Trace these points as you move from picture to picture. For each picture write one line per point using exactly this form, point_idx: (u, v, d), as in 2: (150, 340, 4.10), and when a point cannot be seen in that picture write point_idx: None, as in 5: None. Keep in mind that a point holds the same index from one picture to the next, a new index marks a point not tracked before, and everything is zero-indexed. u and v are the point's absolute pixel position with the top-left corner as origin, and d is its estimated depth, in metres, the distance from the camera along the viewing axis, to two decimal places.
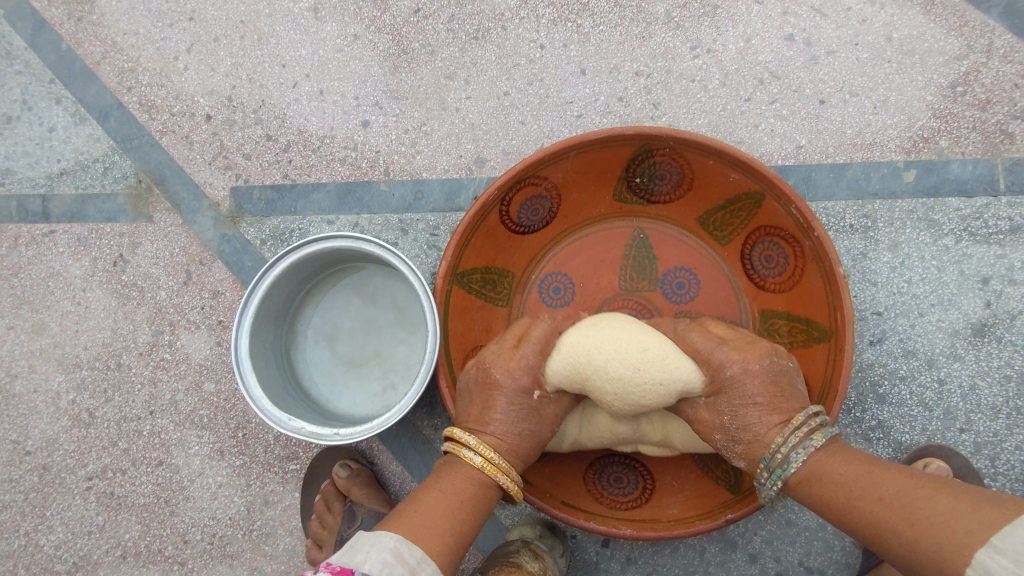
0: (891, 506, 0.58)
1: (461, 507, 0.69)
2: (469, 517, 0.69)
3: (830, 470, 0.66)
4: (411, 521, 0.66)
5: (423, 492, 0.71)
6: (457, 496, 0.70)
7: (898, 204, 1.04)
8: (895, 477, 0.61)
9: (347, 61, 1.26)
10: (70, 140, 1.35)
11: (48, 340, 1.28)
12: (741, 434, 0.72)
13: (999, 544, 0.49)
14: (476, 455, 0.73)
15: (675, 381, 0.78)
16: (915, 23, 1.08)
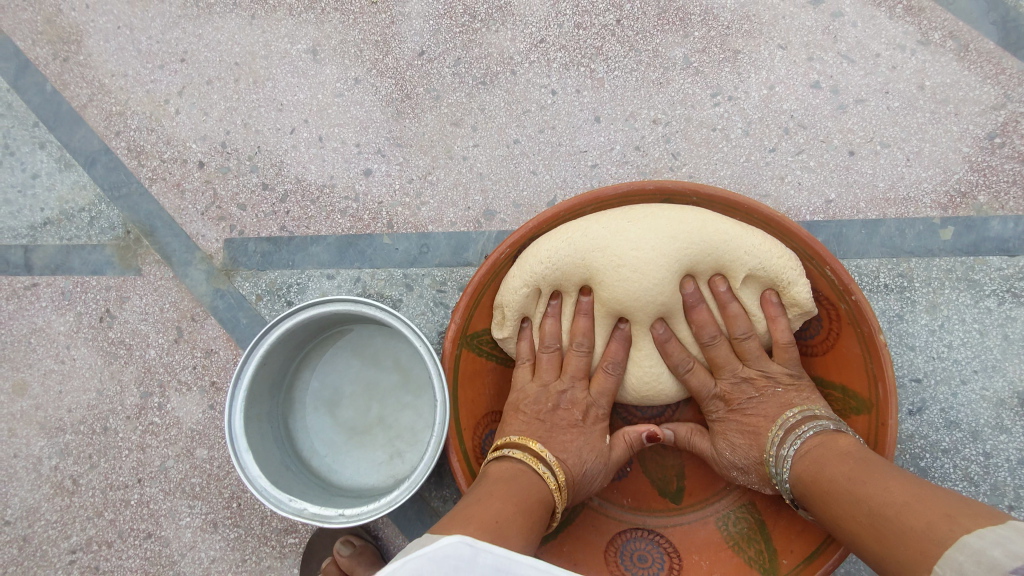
0: (861, 514, 0.67)
1: (521, 511, 0.72)
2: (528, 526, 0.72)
3: (846, 493, 0.70)
4: (481, 520, 0.67)
5: (484, 498, 0.73)
6: (514, 505, 0.73)
7: (935, 263, 0.98)
8: (878, 488, 0.68)
9: (348, 106, 1.20)
10: (54, 187, 1.28)
11: (29, 401, 1.21)
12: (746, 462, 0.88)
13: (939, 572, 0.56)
14: (552, 473, 0.82)
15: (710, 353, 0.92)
16: (948, 71, 1.03)
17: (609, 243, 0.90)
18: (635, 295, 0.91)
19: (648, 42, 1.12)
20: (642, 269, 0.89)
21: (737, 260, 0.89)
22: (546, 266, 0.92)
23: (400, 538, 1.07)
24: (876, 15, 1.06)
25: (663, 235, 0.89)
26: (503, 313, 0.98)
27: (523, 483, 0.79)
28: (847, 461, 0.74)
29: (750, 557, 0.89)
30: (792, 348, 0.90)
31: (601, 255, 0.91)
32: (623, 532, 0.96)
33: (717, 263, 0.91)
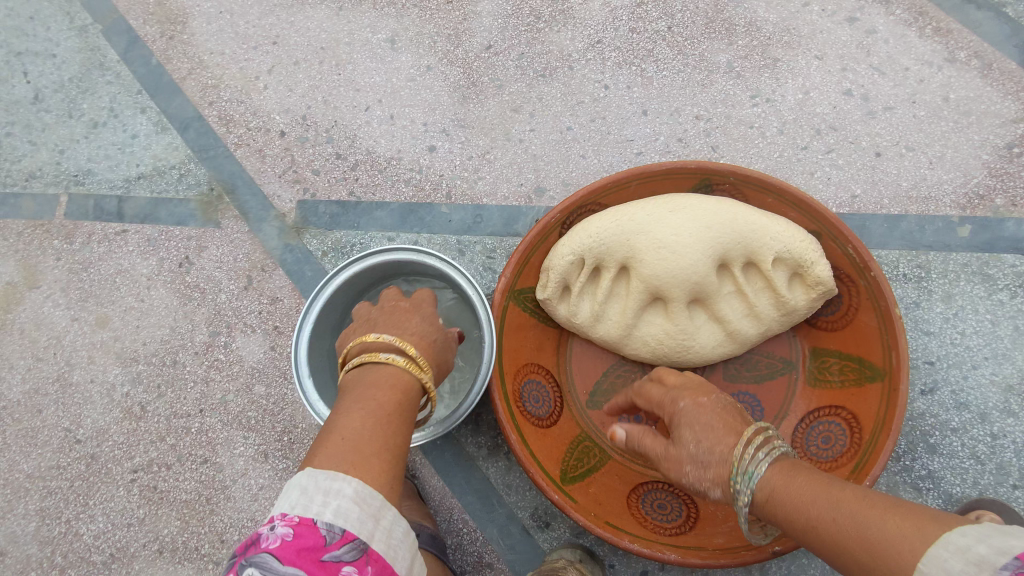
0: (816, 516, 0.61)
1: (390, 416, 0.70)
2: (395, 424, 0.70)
3: (793, 492, 0.64)
4: (346, 449, 0.64)
5: (351, 418, 0.68)
6: (381, 410, 0.70)
7: (952, 257, 1.06)
8: (822, 492, 0.62)
9: (419, 90, 1.33)
10: (150, 147, 1.42)
11: (109, 333, 1.33)
12: (709, 457, 0.72)
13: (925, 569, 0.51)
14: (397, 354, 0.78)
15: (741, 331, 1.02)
16: (972, 86, 1.12)
17: (651, 223, 1.00)
18: (671, 273, 0.98)
19: (695, 48, 1.23)
20: (679, 247, 0.97)
21: (765, 245, 0.98)
22: (593, 239, 1.01)
23: (435, 479, 1.14)
24: (907, 34, 1.17)
25: (700, 223, 0.98)
26: (547, 276, 1.05)
27: (370, 381, 0.74)
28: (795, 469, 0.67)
29: None
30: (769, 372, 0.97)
31: (644, 238, 0.99)
32: (646, 481, 1.03)
33: (750, 250, 0.98)
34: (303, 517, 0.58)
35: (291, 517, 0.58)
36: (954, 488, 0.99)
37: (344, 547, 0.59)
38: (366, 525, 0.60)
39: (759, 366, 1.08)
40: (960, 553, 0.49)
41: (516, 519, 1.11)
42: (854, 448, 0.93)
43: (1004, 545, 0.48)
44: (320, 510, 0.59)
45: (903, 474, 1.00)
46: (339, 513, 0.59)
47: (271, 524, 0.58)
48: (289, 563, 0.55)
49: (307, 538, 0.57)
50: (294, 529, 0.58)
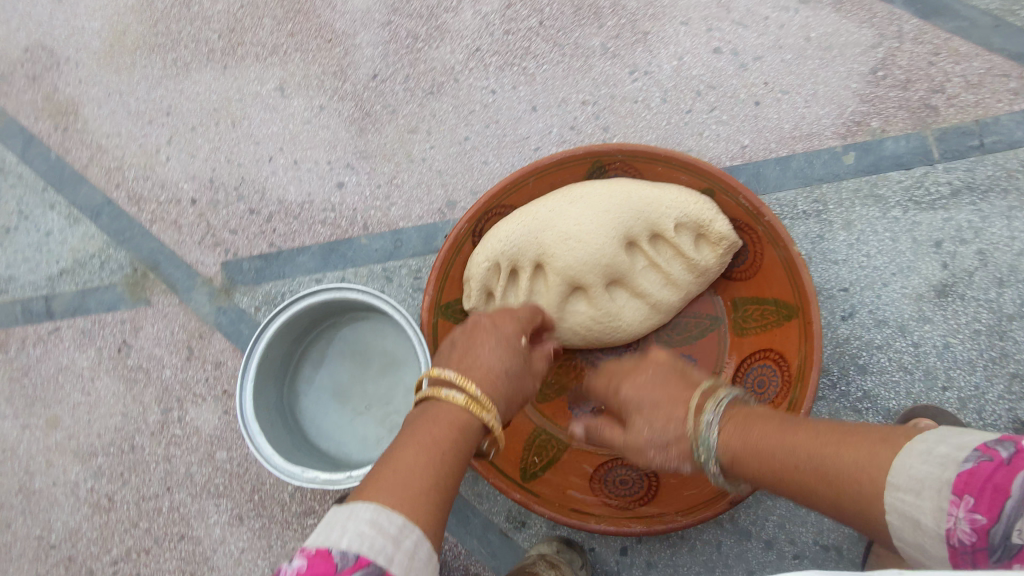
0: (810, 469, 0.68)
1: (437, 451, 0.71)
2: (444, 447, 0.72)
3: (769, 448, 0.72)
4: (391, 484, 0.65)
5: (400, 449, 0.71)
6: (436, 447, 0.72)
7: (844, 185, 1.11)
8: (805, 439, 0.70)
9: (317, 130, 1.35)
10: (66, 241, 1.41)
11: (62, 433, 1.32)
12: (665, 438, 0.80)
13: (895, 481, 0.60)
14: (457, 392, 0.78)
15: (663, 303, 1.07)
16: (828, 22, 1.18)
17: (552, 215, 1.03)
18: (580, 260, 1.01)
19: (568, 37, 1.27)
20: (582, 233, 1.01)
21: (663, 215, 1.02)
22: (504, 243, 1.04)
23: None
24: None
25: (600, 208, 1.02)
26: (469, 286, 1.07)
27: (436, 415, 0.76)
28: (756, 417, 0.77)
29: None
30: (654, 375, 0.86)
31: (550, 233, 1.02)
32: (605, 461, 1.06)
33: (649, 221, 1.02)
34: (319, 548, 0.56)
35: (307, 551, 0.56)
36: (890, 402, 1.03)
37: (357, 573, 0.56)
38: (387, 547, 0.58)
39: (689, 328, 1.12)
40: (925, 458, 0.59)
41: (493, 525, 1.14)
42: (786, 387, 0.98)
43: (964, 443, 0.57)
44: (335, 541, 0.57)
45: (842, 400, 1.04)
46: (356, 540, 0.57)
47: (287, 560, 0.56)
48: None
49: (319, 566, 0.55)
50: (309, 561, 0.55)
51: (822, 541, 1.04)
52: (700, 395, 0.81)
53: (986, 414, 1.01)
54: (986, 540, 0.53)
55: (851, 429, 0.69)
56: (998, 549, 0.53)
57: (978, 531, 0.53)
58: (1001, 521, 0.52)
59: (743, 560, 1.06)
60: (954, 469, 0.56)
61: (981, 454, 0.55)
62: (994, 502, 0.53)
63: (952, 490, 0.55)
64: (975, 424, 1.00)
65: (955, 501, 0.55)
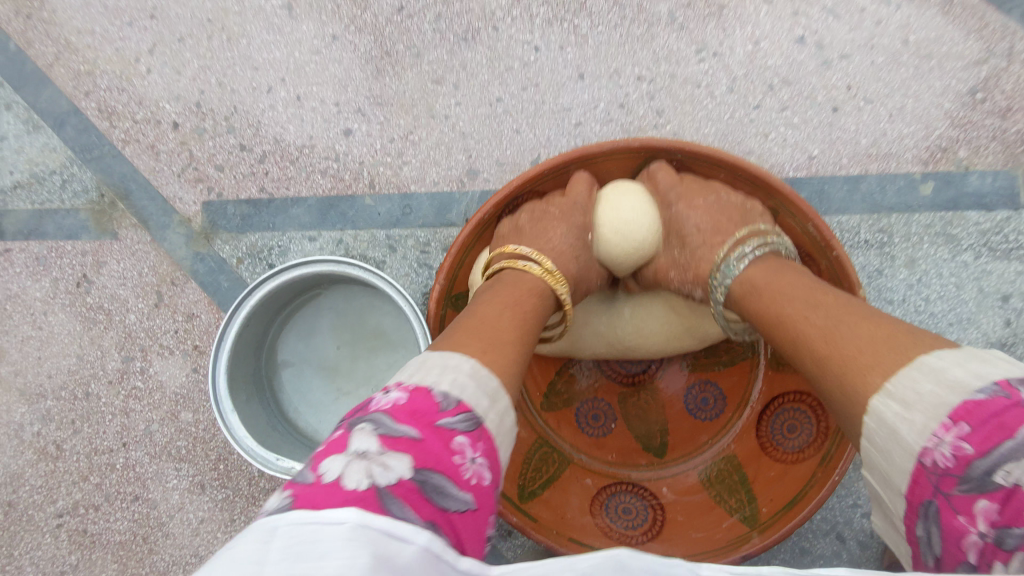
0: (817, 336, 0.58)
1: (520, 329, 0.67)
2: (527, 331, 0.69)
3: (787, 307, 0.64)
4: (481, 340, 0.61)
5: (480, 312, 0.67)
6: (520, 324, 0.68)
7: (915, 218, 0.99)
8: (830, 312, 0.59)
9: (326, 64, 1.17)
10: (22, 150, 1.23)
11: (8, 368, 1.19)
12: (690, 262, 0.86)
13: (891, 388, 0.49)
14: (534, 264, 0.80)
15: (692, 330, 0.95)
16: (933, 25, 1.02)
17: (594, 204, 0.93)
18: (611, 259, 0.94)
19: None
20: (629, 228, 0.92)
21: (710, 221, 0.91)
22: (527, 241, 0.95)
23: None
24: None
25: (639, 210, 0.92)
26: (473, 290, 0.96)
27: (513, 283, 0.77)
28: (794, 290, 0.66)
29: (735, 518, 0.90)
30: (704, 195, 0.87)
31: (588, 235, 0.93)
32: (610, 485, 0.97)
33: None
34: (419, 385, 0.52)
35: (407, 386, 0.52)
36: None
37: (457, 416, 0.51)
38: (484, 401, 0.54)
39: (719, 352, 1.02)
40: (936, 375, 0.47)
41: None
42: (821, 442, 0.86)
43: (981, 371, 0.45)
44: (436, 381, 0.53)
45: None
46: (456, 386, 0.53)
47: (386, 390, 0.52)
48: (402, 428, 0.48)
49: (421, 404, 0.50)
50: (410, 394, 0.51)
51: None
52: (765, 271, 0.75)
53: None
54: (964, 470, 0.44)
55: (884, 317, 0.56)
56: (974, 484, 0.44)
57: (959, 460, 0.44)
58: (990, 459, 0.43)
59: None
60: (959, 394, 0.45)
61: (997, 388, 0.44)
62: (990, 436, 0.43)
63: (947, 412, 0.45)
64: None
65: (949, 426, 0.45)
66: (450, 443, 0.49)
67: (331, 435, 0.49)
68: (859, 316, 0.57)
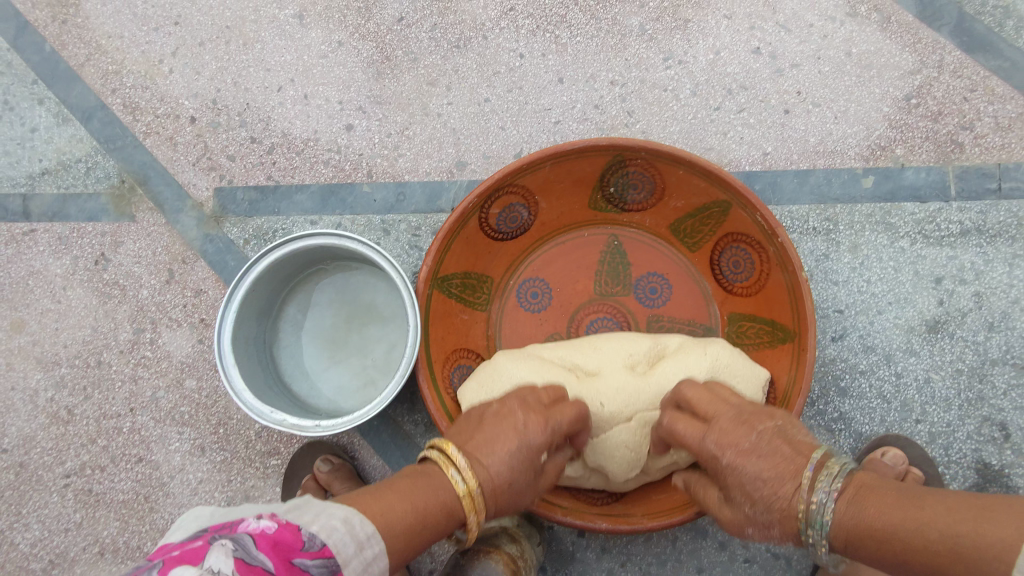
0: (942, 549, 0.54)
1: (422, 509, 0.66)
2: (434, 510, 0.67)
3: (872, 526, 0.60)
4: (374, 500, 0.64)
5: (398, 481, 0.69)
6: (431, 511, 0.67)
7: (858, 208, 1.10)
8: (935, 503, 0.57)
9: (332, 66, 1.29)
10: (52, 140, 1.35)
11: (27, 338, 1.27)
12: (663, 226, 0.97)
13: None
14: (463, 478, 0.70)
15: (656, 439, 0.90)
16: (872, 39, 1.15)
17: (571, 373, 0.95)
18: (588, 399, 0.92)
19: (608, 12, 1.23)
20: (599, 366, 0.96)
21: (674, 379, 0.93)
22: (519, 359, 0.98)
23: (375, 458, 1.15)
24: None
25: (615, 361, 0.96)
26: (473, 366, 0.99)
27: (430, 486, 0.69)
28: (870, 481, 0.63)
29: None
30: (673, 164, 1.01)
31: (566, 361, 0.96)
32: None
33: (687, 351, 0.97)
34: (291, 521, 0.54)
35: (279, 518, 0.55)
36: (863, 427, 1.04)
37: (316, 561, 0.53)
38: (349, 547, 0.56)
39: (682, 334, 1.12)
40: None
41: None
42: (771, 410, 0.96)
43: None
44: (307, 522, 0.55)
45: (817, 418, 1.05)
46: (325, 528, 0.56)
47: (258, 517, 0.54)
48: (264, 555, 0.50)
49: (286, 537, 0.52)
50: (278, 528, 0.53)
51: (772, 550, 1.06)
52: (809, 469, 0.65)
53: (952, 451, 1.02)
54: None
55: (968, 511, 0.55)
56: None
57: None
58: None
59: (694, 556, 1.07)
60: None
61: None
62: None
63: None
64: (940, 459, 1.02)
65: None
66: None
67: (188, 545, 0.49)
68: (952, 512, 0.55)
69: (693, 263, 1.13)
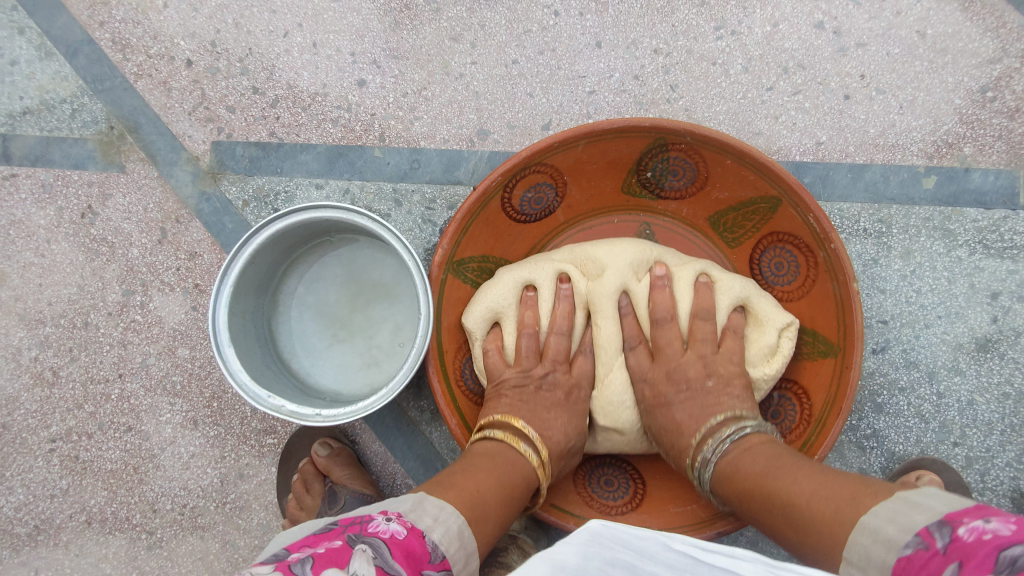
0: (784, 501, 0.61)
1: (508, 489, 0.69)
2: (513, 490, 0.70)
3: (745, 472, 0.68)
4: (468, 489, 0.66)
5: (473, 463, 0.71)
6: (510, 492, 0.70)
7: (915, 211, 1.00)
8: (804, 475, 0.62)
9: (345, 12, 1.16)
10: (34, 76, 1.22)
11: (9, 292, 1.19)
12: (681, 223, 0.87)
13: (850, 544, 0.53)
14: (534, 452, 0.75)
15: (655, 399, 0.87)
16: (951, 20, 1.03)
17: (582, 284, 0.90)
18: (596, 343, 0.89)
19: None
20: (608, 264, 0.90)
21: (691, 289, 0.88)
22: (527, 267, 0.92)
23: (377, 444, 1.09)
24: None
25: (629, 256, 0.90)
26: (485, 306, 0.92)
27: (510, 462, 0.73)
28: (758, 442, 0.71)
29: None
30: (718, 150, 0.91)
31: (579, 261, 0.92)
32: (593, 457, 0.99)
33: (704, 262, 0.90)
34: (417, 526, 0.58)
35: (407, 520, 0.59)
36: (898, 447, 0.98)
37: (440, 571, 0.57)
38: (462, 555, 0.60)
39: None
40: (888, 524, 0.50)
41: None
42: (802, 428, 0.90)
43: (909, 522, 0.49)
44: (430, 528, 0.58)
45: (849, 434, 0.99)
46: (445, 536, 0.59)
47: (388, 519, 0.58)
48: (398, 563, 0.54)
49: (415, 546, 0.56)
50: (406, 532, 0.57)
51: None
52: (705, 431, 0.75)
53: (989, 478, 0.96)
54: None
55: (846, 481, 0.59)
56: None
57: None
58: None
59: None
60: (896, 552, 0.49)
61: (918, 539, 0.48)
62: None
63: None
64: (975, 485, 0.96)
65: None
66: None
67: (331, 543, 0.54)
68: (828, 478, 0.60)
69: (729, 259, 1.04)
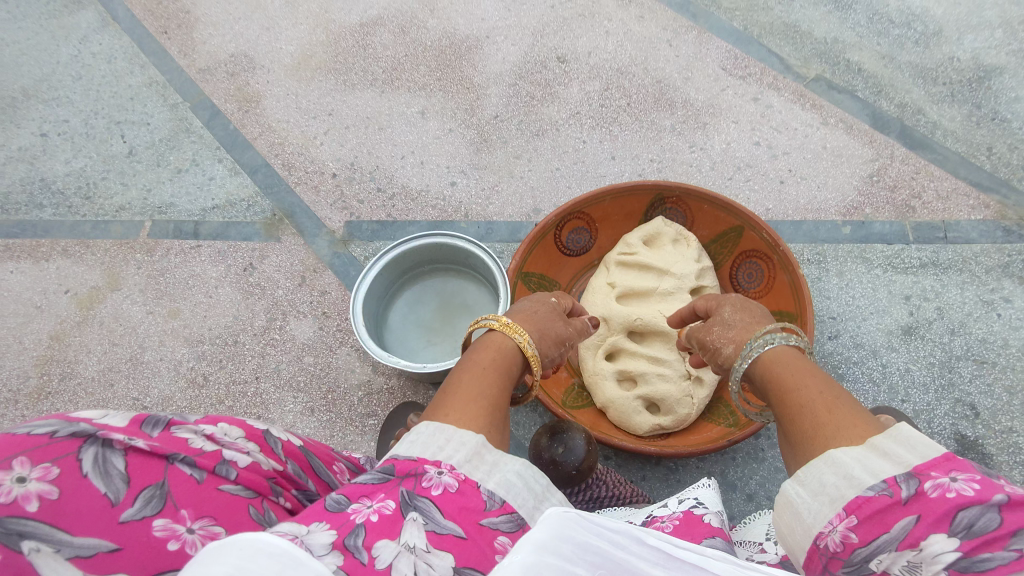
0: (808, 411, 0.70)
1: (484, 369, 0.78)
2: (492, 376, 0.78)
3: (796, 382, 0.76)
4: (455, 405, 0.69)
5: (460, 374, 0.77)
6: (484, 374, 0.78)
7: (841, 247, 1.46)
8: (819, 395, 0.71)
9: (443, 144, 1.75)
10: (225, 186, 1.78)
11: (179, 322, 1.59)
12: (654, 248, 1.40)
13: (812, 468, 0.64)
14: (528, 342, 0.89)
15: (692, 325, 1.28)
16: (840, 139, 1.60)
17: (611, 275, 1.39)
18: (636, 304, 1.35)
19: (648, 116, 1.70)
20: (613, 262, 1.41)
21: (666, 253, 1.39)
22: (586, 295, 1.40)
23: None
24: (794, 107, 1.66)
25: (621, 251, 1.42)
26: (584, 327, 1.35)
27: (502, 347, 0.86)
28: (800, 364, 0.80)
29: (722, 424, 1.23)
30: (701, 199, 1.38)
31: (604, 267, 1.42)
32: None
33: (681, 230, 1.41)
34: (469, 478, 0.58)
35: (458, 474, 0.58)
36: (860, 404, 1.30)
37: (501, 516, 0.57)
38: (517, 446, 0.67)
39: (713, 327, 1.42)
40: (835, 469, 0.62)
41: (524, 450, 1.35)
42: None
43: (875, 468, 0.59)
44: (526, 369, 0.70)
45: None
46: (501, 485, 0.59)
47: (439, 470, 0.57)
48: (451, 518, 0.54)
49: (470, 500, 0.56)
50: (459, 485, 0.57)
51: None
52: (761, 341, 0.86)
53: (934, 425, 1.27)
54: (849, 554, 0.58)
55: (844, 398, 0.69)
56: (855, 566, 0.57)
57: (846, 545, 0.58)
58: (868, 545, 0.56)
59: (727, 509, 1.26)
60: (856, 490, 0.59)
61: (885, 487, 0.57)
62: (871, 530, 0.56)
63: (845, 506, 0.59)
64: (925, 429, 1.26)
65: (841, 516, 0.59)
66: (493, 541, 0.55)
67: (383, 505, 0.54)
68: (829, 395, 0.71)
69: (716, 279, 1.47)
